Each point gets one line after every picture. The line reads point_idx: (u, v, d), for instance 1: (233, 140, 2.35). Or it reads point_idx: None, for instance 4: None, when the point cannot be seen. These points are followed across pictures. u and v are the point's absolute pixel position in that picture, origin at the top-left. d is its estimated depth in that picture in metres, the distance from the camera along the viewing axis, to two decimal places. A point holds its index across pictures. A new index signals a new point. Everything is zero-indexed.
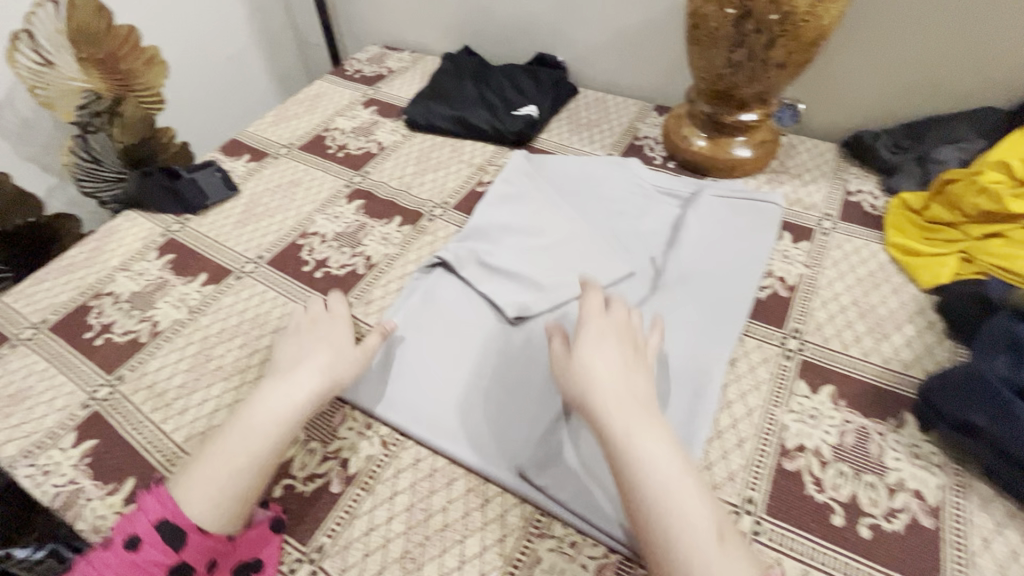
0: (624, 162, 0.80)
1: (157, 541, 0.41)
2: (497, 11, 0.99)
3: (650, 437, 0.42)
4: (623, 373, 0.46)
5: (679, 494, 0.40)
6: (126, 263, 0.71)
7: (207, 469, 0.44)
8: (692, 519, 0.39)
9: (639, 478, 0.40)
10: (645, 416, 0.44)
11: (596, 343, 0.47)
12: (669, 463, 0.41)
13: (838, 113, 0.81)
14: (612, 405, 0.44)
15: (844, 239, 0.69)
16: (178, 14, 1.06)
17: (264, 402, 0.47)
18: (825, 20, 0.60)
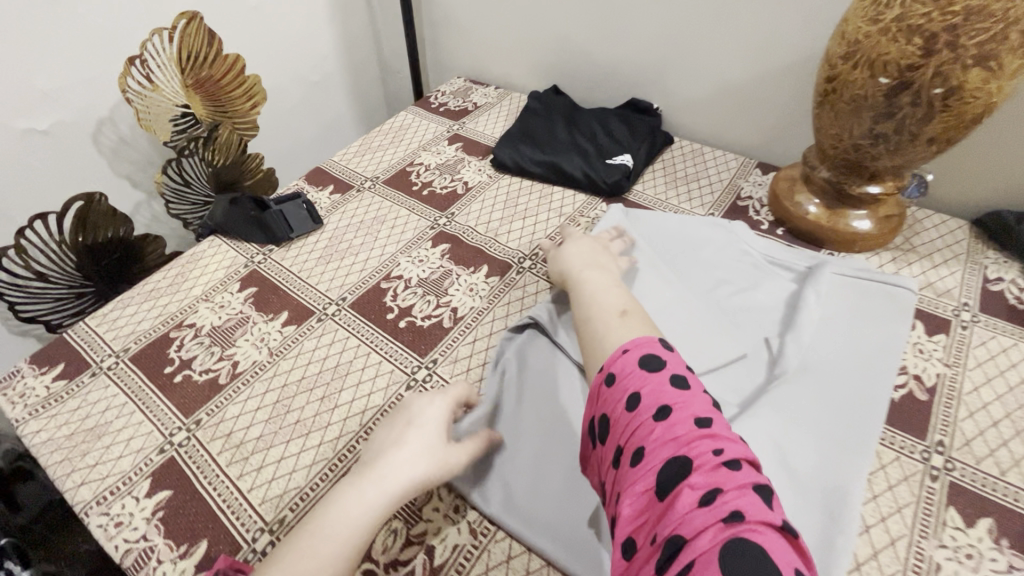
0: (730, 223, 0.74)
1: None
2: (593, 53, 0.95)
3: (600, 280, 0.57)
4: (590, 255, 0.62)
5: (605, 299, 0.55)
6: (208, 294, 0.70)
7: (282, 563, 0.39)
8: (609, 312, 0.52)
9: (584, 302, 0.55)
10: (601, 271, 0.59)
11: (578, 243, 0.65)
12: (608, 294, 0.55)
13: (977, 189, 0.73)
14: (574, 269, 0.60)
15: (987, 336, 0.61)
16: (273, 39, 1.07)
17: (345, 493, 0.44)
18: (994, 97, 0.53)
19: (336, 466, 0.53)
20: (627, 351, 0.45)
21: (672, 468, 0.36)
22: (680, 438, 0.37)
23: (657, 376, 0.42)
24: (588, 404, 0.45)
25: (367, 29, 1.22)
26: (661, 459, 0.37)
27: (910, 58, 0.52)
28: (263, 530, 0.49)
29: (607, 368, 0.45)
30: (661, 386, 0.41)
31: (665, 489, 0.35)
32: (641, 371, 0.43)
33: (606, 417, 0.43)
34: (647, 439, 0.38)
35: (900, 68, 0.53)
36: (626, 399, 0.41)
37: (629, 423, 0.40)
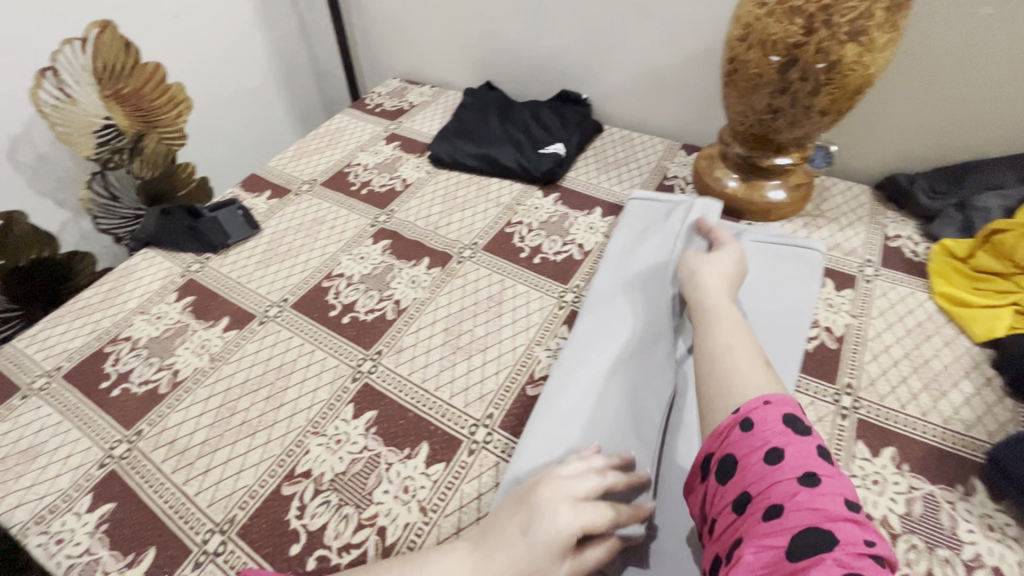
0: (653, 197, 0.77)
1: None
2: (523, 48, 0.98)
3: (734, 320, 0.51)
4: (725, 283, 0.56)
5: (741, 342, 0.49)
6: (144, 306, 0.69)
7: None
8: (753, 353, 0.48)
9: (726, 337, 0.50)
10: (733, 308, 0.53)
11: (710, 259, 0.59)
12: (744, 340, 0.49)
13: (872, 157, 0.81)
14: (711, 296, 0.55)
15: (887, 287, 0.68)
16: (200, 48, 1.05)
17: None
18: (870, 69, 0.59)
19: (284, 462, 0.53)
20: (769, 401, 0.41)
21: (815, 538, 0.33)
22: (825, 511, 0.34)
23: (804, 440, 0.38)
24: (709, 438, 0.42)
25: (298, 34, 1.21)
26: (799, 524, 0.34)
27: (794, 37, 0.57)
28: (213, 530, 0.49)
29: (743, 411, 0.41)
30: (810, 450, 0.38)
31: (796, 557, 0.33)
32: (787, 429, 0.39)
33: (730, 457, 0.39)
34: (784, 499, 0.35)
35: (788, 46, 0.58)
36: (766, 451, 0.38)
37: (760, 477, 0.37)
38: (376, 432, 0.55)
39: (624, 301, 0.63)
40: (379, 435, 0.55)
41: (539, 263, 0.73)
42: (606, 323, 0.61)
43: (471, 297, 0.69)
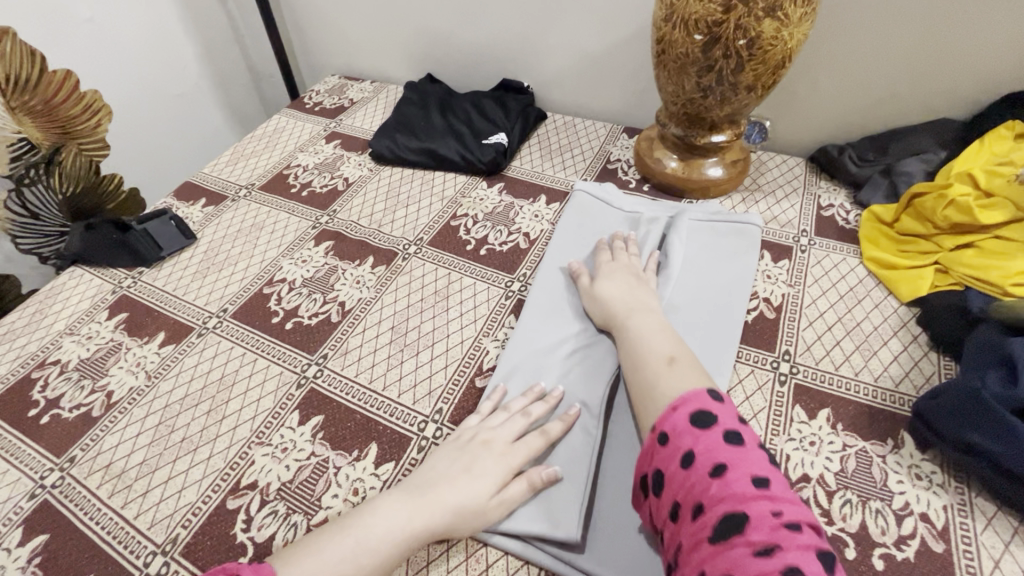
0: (599, 185, 0.78)
1: None
2: (461, 38, 0.97)
3: (646, 321, 0.54)
4: (637, 291, 0.59)
5: (651, 346, 0.51)
6: (73, 326, 0.66)
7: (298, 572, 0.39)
8: (658, 359, 0.50)
9: (635, 344, 0.52)
10: (645, 311, 0.56)
11: (608, 270, 0.62)
12: (657, 344, 0.51)
13: (802, 131, 0.84)
14: (620, 306, 0.57)
15: (821, 255, 0.70)
16: (122, 51, 1.00)
17: (385, 515, 0.43)
18: (789, 44, 0.60)
19: (228, 476, 0.52)
20: (675, 406, 0.43)
21: (732, 526, 0.35)
22: (737, 496, 0.37)
23: (709, 432, 0.41)
24: (639, 459, 0.43)
25: (229, 34, 1.17)
26: (719, 516, 0.36)
27: (714, 15, 0.58)
28: (155, 552, 0.47)
29: (657, 427, 0.43)
30: (717, 440, 0.40)
31: (722, 545, 0.35)
32: (693, 428, 0.41)
33: (657, 472, 0.41)
34: (704, 495, 0.37)
35: (708, 24, 0.59)
36: (681, 456, 0.40)
37: (679, 478, 0.39)
38: (323, 437, 0.54)
39: (561, 301, 0.63)
40: (326, 440, 0.54)
41: (485, 254, 0.72)
42: (546, 323, 0.61)
43: (417, 294, 0.68)
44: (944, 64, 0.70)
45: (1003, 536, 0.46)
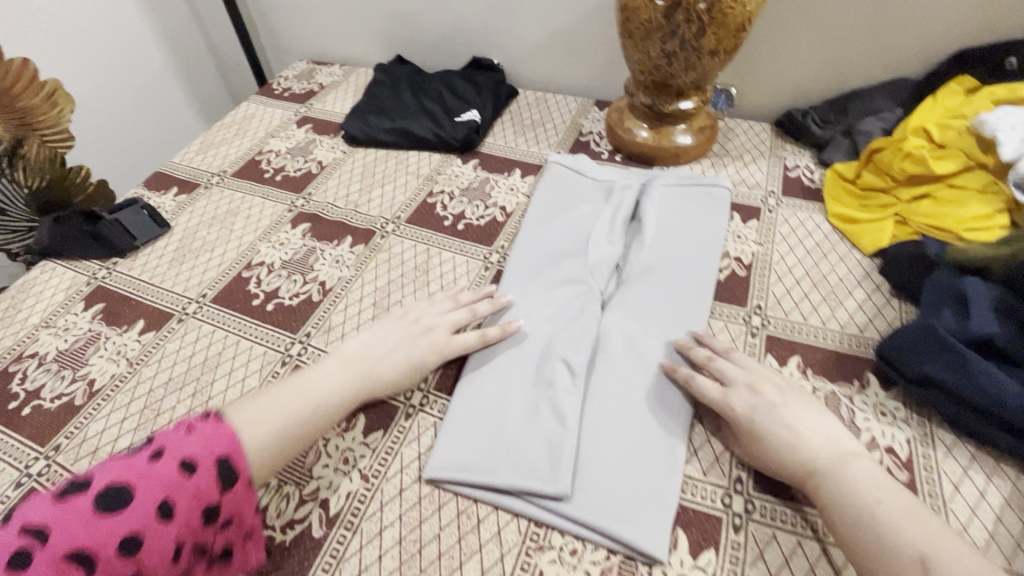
0: (573, 157, 0.78)
1: (210, 475, 0.40)
2: (428, 17, 0.97)
3: (876, 484, 0.41)
4: (832, 438, 0.45)
5: (897, 518, 0.39)
6: (49, 319, 0.65)
7: (245, 415, 0.45)
8: (918, 551, 0.37)
9: (866, 512, 0.40)
10: (850, 460, 0.43)
11: (783, 401, 0.48)
12: (913, 525, 0.38)
13: (766, 97, 0.86)
14: (812, 456, 0.44)
15: (789, 214, 0.72)
16: (81, 42, 0.98)
17: (315, 377, 0.50)
18: (748, 6, 0.62)
19: None
20: None
21: None
22: None
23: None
24: None
25: (191, 22, 1.14)
26: None
27: None
28: None
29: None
30: None
31: None
32: None
33: None
34: None
35: None
36: None
37: None
38: None
39: (539, 272, 0.64)
40: None
41: (463, 229, 0.73)
42: (526, 293, 0.62)
43: (397, 270, 0.68)
44: (900, 23, 0.73)
45: (962, 461, 0.49)
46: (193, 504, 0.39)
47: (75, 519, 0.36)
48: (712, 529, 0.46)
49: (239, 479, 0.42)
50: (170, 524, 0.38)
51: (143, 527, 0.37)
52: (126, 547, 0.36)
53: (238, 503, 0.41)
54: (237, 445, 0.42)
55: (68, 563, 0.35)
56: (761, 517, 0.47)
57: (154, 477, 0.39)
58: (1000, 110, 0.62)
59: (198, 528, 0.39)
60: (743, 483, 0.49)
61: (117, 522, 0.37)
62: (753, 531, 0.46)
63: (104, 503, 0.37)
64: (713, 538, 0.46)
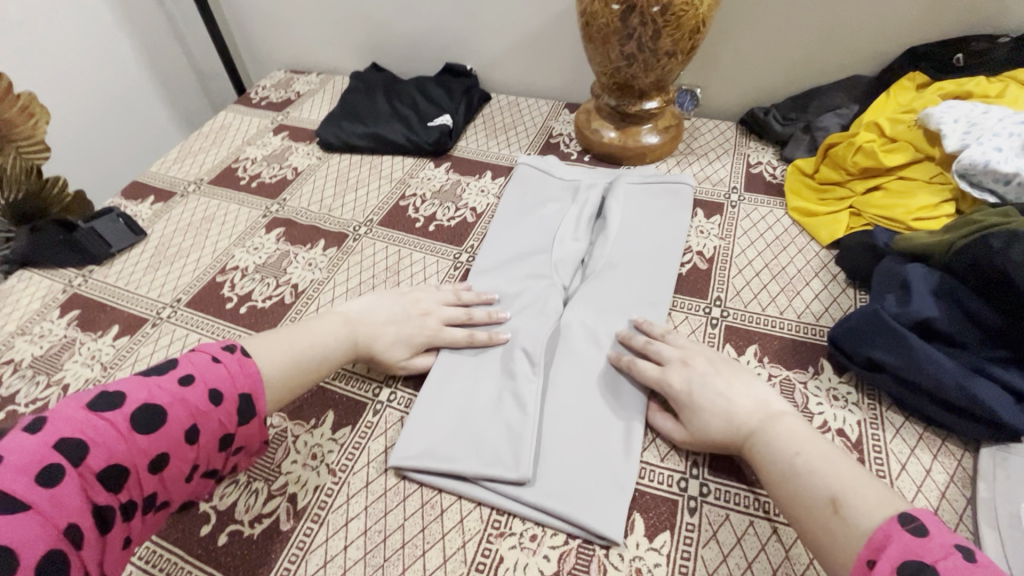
0: (542, 158, 0.80)
1: (230, 408, 0.44)
2: (401, 25, 0.99)
3: (795, 436, 0.44)
4: (760, 399, 0.48)
5: (815, 464, 0.42)
6: (25, 326, 0.66)
7: (261, 344, 0.50)
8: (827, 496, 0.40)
9: (788, 466, 0.43)
10: (777, 417, 0.46)
11: (718, 370, 0.50)
12: (824, 472, 0.41)
13: (730, 97, 0.88)
14: (739, 419, 0.47)
15: (750, 209, 0.74)
16: (61, 57, 1.00)
17: (316, 324, 0.54)
18: (700, 9, 0.65)
19: None
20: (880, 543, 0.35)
21: None
22: None
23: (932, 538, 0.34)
24: None
25: (170, 34, 1.16)
26: None
27: None
28: None
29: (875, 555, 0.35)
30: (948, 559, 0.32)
31: None
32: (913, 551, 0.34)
33: None
34: None
35: None
36: None
37: None
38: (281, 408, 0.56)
39: (507, 267, 0.66)
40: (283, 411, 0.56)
41: (434, 230, 0.75)
42: (492, 289, 0.64)
43: (369, 271, 0.70)
44: (853, 22, 0.75)
45: (910, 441, 0.51)
46: (214, 434, 0.43)
47: (110, 434, 0.39)
48: (668, 512, 0.48)
49: (257, 416, 0.46)
50: (192, 447, 0.42)
51: (170, 447, 0.42)
52: (156, 462, 0.41)
53: (250, 436, 0.46)
54: (258, 386, 0.47)
55: (104, 474, 0.39)
56: (716, 499, 0.48)
57: (183, 404, 0.42)
58: (945, 104, 0.65)
59: (214, 453, 0.44)
60: (699, 467, 0.50)
61: (147, 442, 0.41)
62: (707, 513, 0.47)
63: (138, 422, 0.41)
64: (667, 521, 0.47)
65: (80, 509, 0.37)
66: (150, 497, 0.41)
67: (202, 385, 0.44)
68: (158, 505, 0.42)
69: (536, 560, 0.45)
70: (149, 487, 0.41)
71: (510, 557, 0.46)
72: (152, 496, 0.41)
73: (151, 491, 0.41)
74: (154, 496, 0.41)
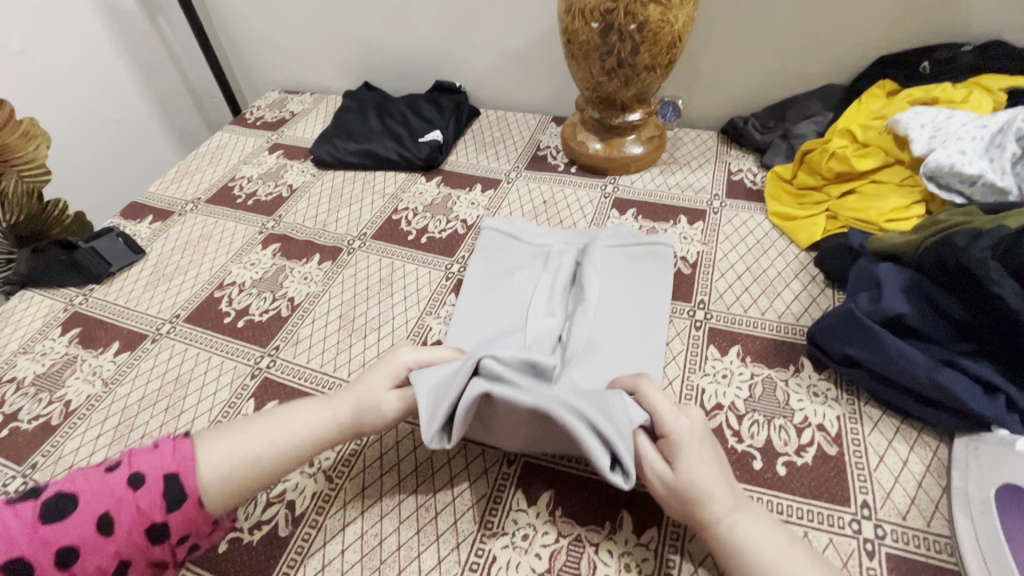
0: (508, 219, 0.74)
1: (154, 493, 0.42)
2: (391, 44, 1.02)
3: (766, 528, 0.42)
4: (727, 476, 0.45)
5: (792, 570, 0.39)
6: (27, 345, 0.68)
7: (210, 450, 0.45)
8: None
9: (769, 563, 0.39)
10: (742, 505, 0.43)
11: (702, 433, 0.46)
12: (804, 569, 0.39)
13: (710, 108, 0.91)
14: (721, 500, 0.42)
15: (732, 215, 0.77)
16: (62, 83, 1.03)
17: (293, 419, 0.48)
18: (676, 25, 0.68)
19: None
20: None
21: None
22: None
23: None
24: None
25: (166, 58, 1.19)
26: None
27: (605, 4, 0.65)
28: None
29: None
30: None
31: None
32: None
33: None
34: None
35: (601, 12, 0.66)
36: None
37: None
38: None
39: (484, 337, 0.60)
40: None
41: (425, 242, 0.77)
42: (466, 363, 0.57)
43: (363, 284, 0.72)
44: (825, 31, 0.78)
45: (887, 434, 0.53)
46: (136, 521, 0.42)
47: (19, 528, 0.40)
48: (655, 509, 0.49)
49: (187, 498, 0.43)
50: (109, 538, 0.41)
51: (84, 539, 0.40)
52: (65, 556, 0.40)
53: (186, 521, 0.43)
54: (187, 465, 0.44)
55: (10, 568, 0.39)
56: None
57: (102, 490, 0.42)
58: (911, 110, 0.67)
59: (140, 544, 0.42)
60: None
61: (60, 532, 0.40)
62: None
63: (50, 512, 0.41)
64: (655, 517, 0.48)
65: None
66: None
67: (127, 470, 0.43)
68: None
69: (528, 558, 0.47)
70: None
71: (502, 556, 0.47)
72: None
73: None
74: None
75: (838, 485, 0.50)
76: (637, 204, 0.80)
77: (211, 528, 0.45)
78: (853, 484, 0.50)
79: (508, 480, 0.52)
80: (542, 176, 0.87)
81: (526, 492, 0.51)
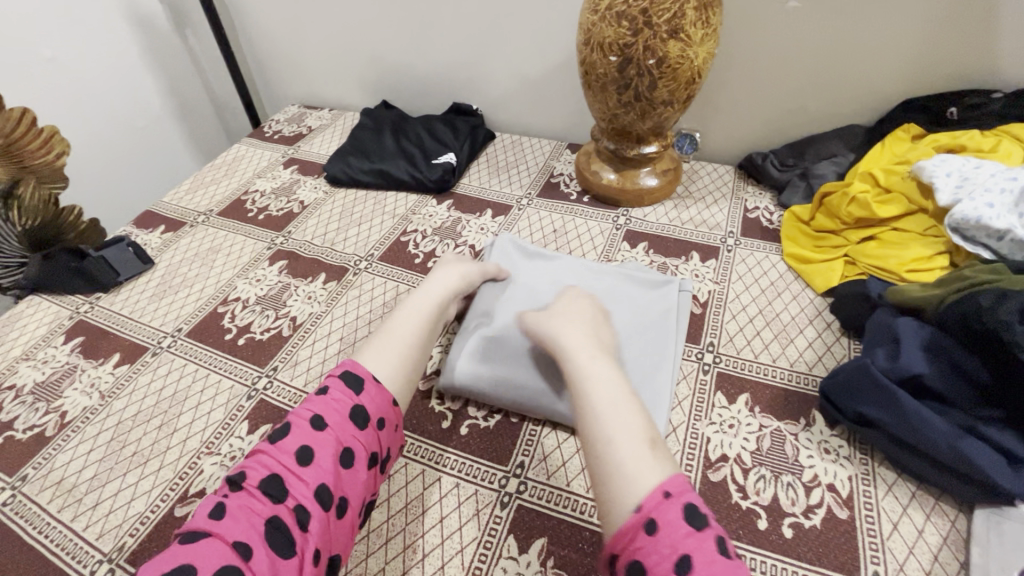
0: (510, 245, 0.74)
1: (343, 389, 0.48)
2: (412, 65, 1.03)
3: (607, 377, 0.49)
4: (597, 334, 0.55)
5: (620, 414, 0.46)
6: (30, 352, 0.68)
7: (373, 358, 0.52)
8: (634, 438, 0.44)
9: (601, 406, 0.46)
10: (602, 362, 0.51)
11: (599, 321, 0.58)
12: (631, 411, 0.46)
13: (727, 144, 0.90)
14: (588, 353, 0.51)
15: (746, 254, 0.75)
16: (90, 92, 1.05)
17: (407, 323, 0.56)
18: (695, 62, 0.67)
19: (176, 485, 0.54)
20: (669, 493, 0.40)
21: (696, 521, 0.40)
22: (708, 553, 0.38)
23: (702, 535, 0.39)
24: (612, 538, 0.41)
25: (191, 68, 1.22)
26: (700, 559, 0.37)
27: (624, 38, 0.65)
28: (101, 561, 0.49)
29: (643, 511, 0.40)
30: (709, 549, 0.38)
31: (690, 527, 0.39)
32: (689, 529, 0.39)
33: (638, 562, 0.39)
34: (684, 544, 0.38)
35: (620, 46, 0.65)
36: (675, 557, 0.38)
37: (665, 553, 0.38)
38: None
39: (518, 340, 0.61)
40: None
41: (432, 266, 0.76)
42: (498, 363, 0.59)
43: (367, 305, 0.71)
44: (847, 77, 0.77)
45: (902, 499, 0.50)
46: (340, 414, 0.47)
47: (264, 457, 0.44)
48: None
49: (367, 381, 0.49)
50: (327, 432, 0.46)
51: (307, 440, 0.45)
52: (302, 459, 0.44)
53: (377, 402, 0.49)
54: (356, 363, 0.51)
55: (265, 486, 0.43)
56: None
57: (304, 407, 0.48)
58: (938, 157, 0.66)
59: (353, 433, 0.46)
60: None
61: (291, 445, 0.45)
62: None
63: (274, 438, 0.45)
64: None
65: (255, 521, 0.41)
66: (322, 490, 0.43)
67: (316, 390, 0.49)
68: (337, 500, 0.43)
69: None
70: (313, 480, 0.43)
71: None
72: (324, 489, 0.43)
73: (320, 484, 0.43)
74: (327, 488, 0.43)
75: (848, 553, 0.47)
76: (649, 237, 0.79)
77: (397, 413, 0.50)
78: (864, 553, 0.47)
79: (501, 524, 0.50)
80: (553, 204, 0.85)
81: (518, 538, 0.49)
